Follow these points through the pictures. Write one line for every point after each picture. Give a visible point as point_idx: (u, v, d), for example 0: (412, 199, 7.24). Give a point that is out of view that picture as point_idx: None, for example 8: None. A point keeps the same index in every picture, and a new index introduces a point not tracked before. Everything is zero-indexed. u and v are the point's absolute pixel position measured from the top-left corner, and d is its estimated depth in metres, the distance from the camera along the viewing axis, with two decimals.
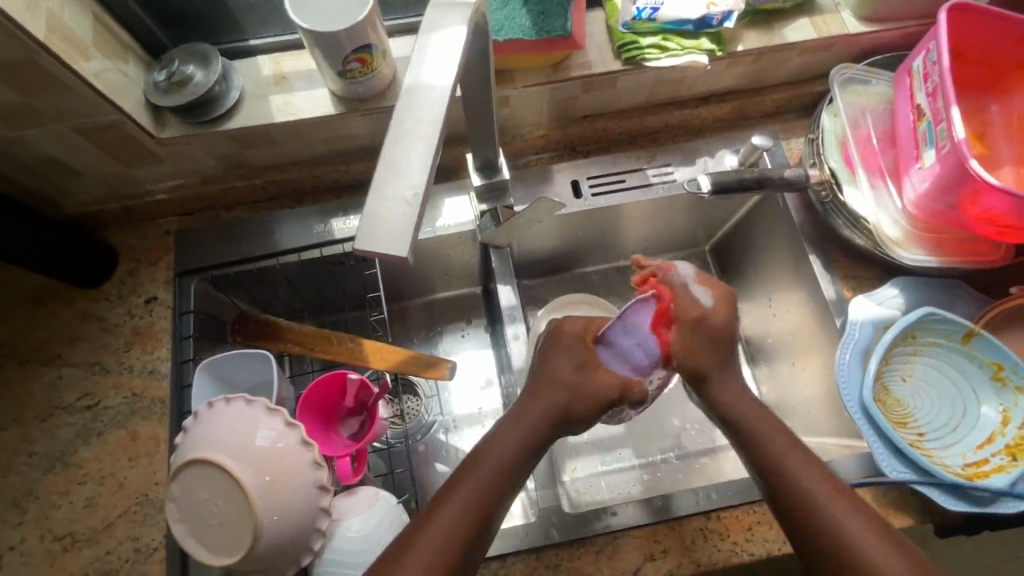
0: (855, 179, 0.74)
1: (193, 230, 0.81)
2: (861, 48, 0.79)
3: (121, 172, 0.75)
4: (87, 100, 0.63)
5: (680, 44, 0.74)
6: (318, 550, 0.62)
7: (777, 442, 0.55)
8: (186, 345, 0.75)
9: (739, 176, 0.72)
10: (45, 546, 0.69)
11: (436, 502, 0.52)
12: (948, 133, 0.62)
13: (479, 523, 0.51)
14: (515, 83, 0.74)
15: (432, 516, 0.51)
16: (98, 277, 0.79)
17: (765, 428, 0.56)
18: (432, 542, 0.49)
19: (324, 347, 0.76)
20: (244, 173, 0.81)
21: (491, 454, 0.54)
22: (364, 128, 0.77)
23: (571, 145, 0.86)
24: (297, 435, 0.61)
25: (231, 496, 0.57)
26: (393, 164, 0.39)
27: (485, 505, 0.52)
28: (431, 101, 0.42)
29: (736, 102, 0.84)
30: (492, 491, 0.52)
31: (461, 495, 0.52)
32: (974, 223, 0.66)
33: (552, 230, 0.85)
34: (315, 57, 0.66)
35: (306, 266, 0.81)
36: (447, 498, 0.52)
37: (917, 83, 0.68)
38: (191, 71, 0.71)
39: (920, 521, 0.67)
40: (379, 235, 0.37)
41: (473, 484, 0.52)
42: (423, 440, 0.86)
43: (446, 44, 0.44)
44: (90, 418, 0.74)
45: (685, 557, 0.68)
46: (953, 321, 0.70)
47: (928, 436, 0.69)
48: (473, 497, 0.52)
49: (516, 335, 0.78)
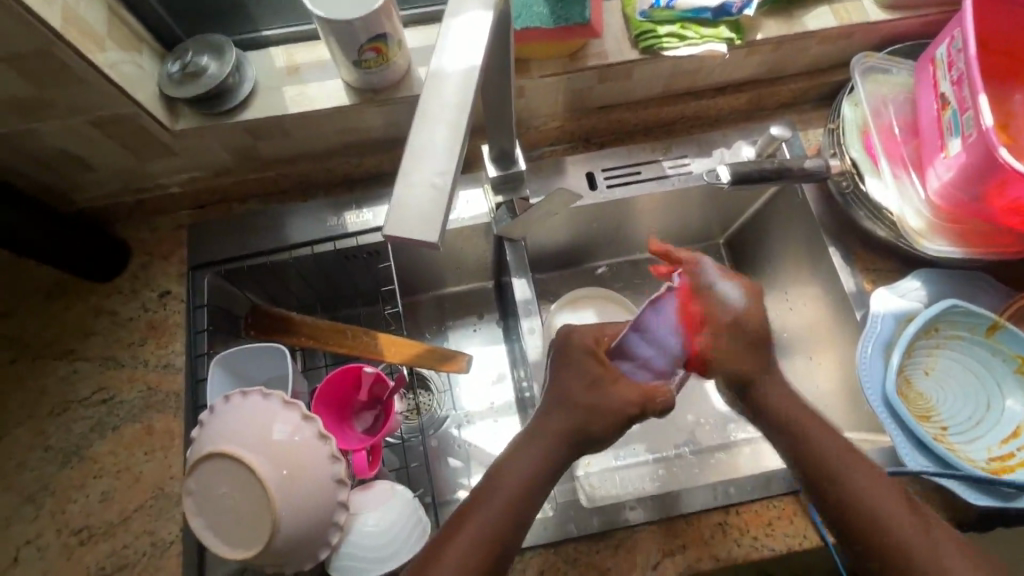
0: (878, 169, 0.73)
1: (206, 224, 0.81)
2: (881, 36, 0.78)
3: (135, 164, 0.75)
4: (101, 91, 0.62)
5: (698, 33, 0.73)
6: (335, 544, 0.61)
7: (829, 444, 0.56)
8: (201, 338, 0.74)
9: (759, 166, 0.71)
10: (62, 540, 0.69)
11: (470, 505, 0.53)
12: (976, 122, 0.61)
13: (500, 544, 0.51)
14: (531, 73, 0.73)
15: (466, 519, 0.52)
16: (111, 271, 0.79)
17: (815, 429, 0.57)
18: (468, 542, 0.51)
19: (338, 341, 0.76)
20: (256, 166, 0.81)
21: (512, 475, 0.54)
22: (378, 120, 0.76)
23: (586, 136, 0.85)
24: (314, 430, 0.60)
25: (248, 490, 0.56)
26: (419, 151, 0.39)
27: (505, 527, 0.52)
28: (456, 88, 0.41)
29: (753, 92, 0.83)
30: (509, 519, 0.52)
31: (479, 519, 0.52)
32: (999, 213, 0.65)
33: (565, 223, 0.84)
34: (330, 47, 0.65)
35: (319, 260, 0.80)
36: (472, 516, 0.52)
37: (941, 71, 0.67)
38: (204, 62, 0.70)
39: (943, 517, 0.66)
40: (406, 223, 0.36)
41: (507, 485, 0.53)
42: (435, 435, 0.85)
43: (471, 28, 0.43)
44: (106, 412, 0.74)
45: (704, 553, 0.67)
46: (975, 314, 0.69)
47: (952, 430, 0.68)
48: (506, 499, 0.53)
49: (532, 329, 0.77)
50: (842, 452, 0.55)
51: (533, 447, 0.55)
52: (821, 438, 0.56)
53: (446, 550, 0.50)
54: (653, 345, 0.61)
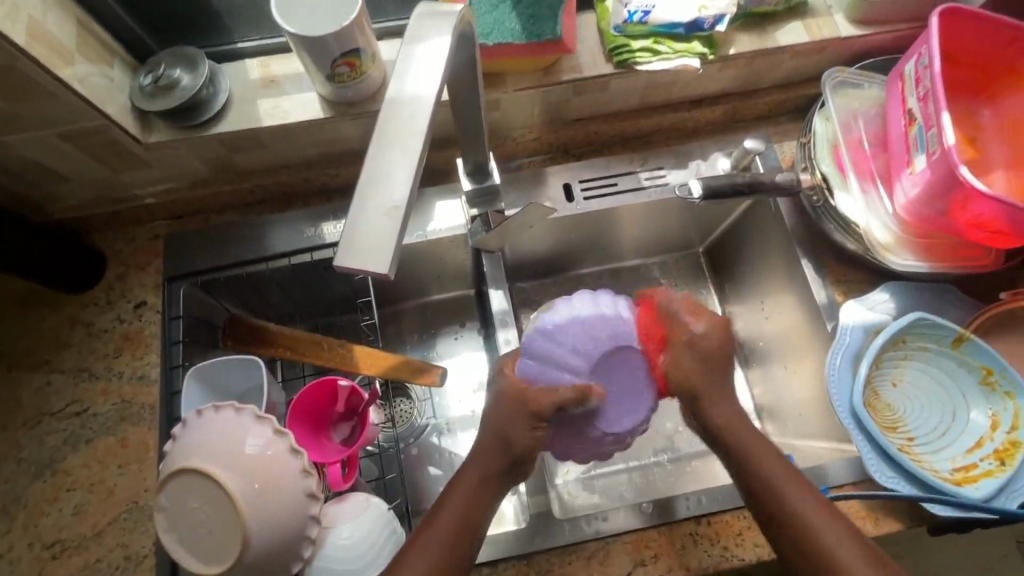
0: (846, 183, 0.74)
1: (184, 235, 0.81)
2: (854, 51, 0.79)
3: (108, 176, 0.75)
4: (71, 105, 0.62)
5: (671, 47, 0.73)
6: (308, 557, 0.62)
7: (810, 507, 0.54)
8: (176, 350, 0.74)
9: (731, 180, 0.72)
10: (34, 554, 0.69)
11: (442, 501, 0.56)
12: (939, 139, 0.62)
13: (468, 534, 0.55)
14: (506, 87, 0.74)
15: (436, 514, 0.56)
16: (86, 283, 0.78)
17: (800, 494, 0.55)
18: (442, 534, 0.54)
19: (316, 353, 0.76)
20: (234, 177, 0.81)
21: (461, 492, 0.56)
22: (354, 131, 0.76)
23: (564, 148, 0.86)
24: (286, 444, 0.60)
25: (219, 505, 0.57)
26: (377, 178, 0.39)
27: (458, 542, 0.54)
28: (416, 114, 0.41)
29: (728, 105, 0.84)
30: (462, 534, 0.54)
31: (430, 539, 0.54)
32: (964, 228, 0.66)
33: (544, 233, 0.85)
34: (303, 61, 0.65)
35: (297, 271, 0.80)
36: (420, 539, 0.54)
37: (908, 87, 0.68)
38: (177, 74, 0.70)
39: (909, 526, 0.67)
40: (361, 249, 0.37)
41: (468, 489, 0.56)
42: (416, 443, 0.86)
43: (430, 53, 0.43)
44: (79, 424, 0.74)
45: (675, 562, 0.68)
46: (942, 326, 0.70)
47: (918, 441, 0.69)
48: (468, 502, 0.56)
49: (509, 340, 0.78)
50: (825, 518, 0.53)
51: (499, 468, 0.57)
52: (790, 494, 0.55)
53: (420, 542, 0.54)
54: (558, 367, 0.61)
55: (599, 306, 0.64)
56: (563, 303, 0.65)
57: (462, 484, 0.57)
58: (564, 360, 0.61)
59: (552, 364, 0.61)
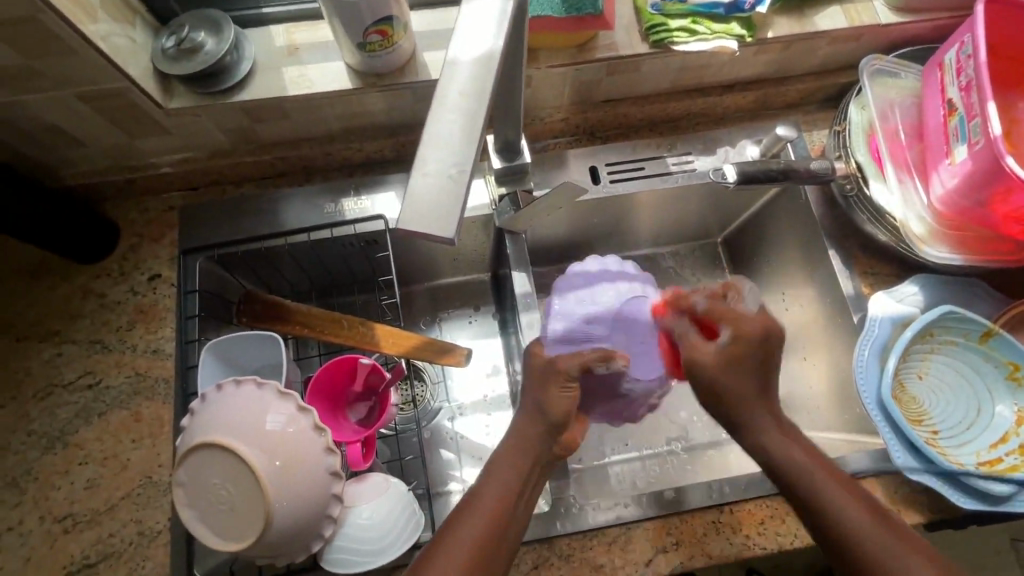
0: (882, 174, 0.73)
1: (199, 206, 0.79)
2: (891, 39, 0.78)
3: (125, 142, 0.72)
4: (94, 65, 0.60)
5: (710, 28, 0.71)
6: (328, 537, 0.61)
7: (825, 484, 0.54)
8: (192, 324, 0.73)
9: (766, 166, 0.70)
10: (45, 527, 0.67)
11: (491, 465, 0.58)
12: (983, 129, 0.61)
13: (512, 500, 0.55)
14: (539, 63, 0.72)
15: (487, 477, 0.57)
16: (98, 253, 0.76)
17: (822, 477, 0.54)
18: (491, 501, 0.55)
19: (334, 331, 0.72)
20: (253, 149, 0.78)
21: (506, 466, 0.57)
22: (380, 104, 0.74)
23: (590, 130, 0.84)
24: (309, 421, 0.59)
25: (242, 482, 0.55)
26: (435, 141, 0.38)
27: (499, 504, 0.54)
28: (473, 76, 0.40)
29: (759, 91, 0.82)
30: (505, 498, 0.55)
31: (485, 502, 0.55)
32: (999, 221, 0.66)
33: (567, 216, 0.83)
34: (334, 27, 0.63)
35: (315, 247, 0.78)
36: (455, 530, 0.53)
37: (949, 77, 0.67)
38: (201, 37, 0.68)
39: (931, 518, 0.67)
40: (423, 216, 0.36)
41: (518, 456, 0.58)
42: (428, 426, 0.85)
43: (484, 13, 0.41)
44: (92, 397, 0.72)
45: (697, 550, 0.68)
46: (971, 320, 0.69)
47: (942, 433, 0.69)
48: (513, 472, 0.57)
49: (530, 323, 0.74)
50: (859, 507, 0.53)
51: (528, 447, 0.58)
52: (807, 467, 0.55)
53: (470, 507, 0.55)
54: (576, 339, 0.71)
55: (584, 283, 0.75)
56: (558, 288, 0.76)
57: (499, 466, 0.57)
58: (575, 332, 0.72)
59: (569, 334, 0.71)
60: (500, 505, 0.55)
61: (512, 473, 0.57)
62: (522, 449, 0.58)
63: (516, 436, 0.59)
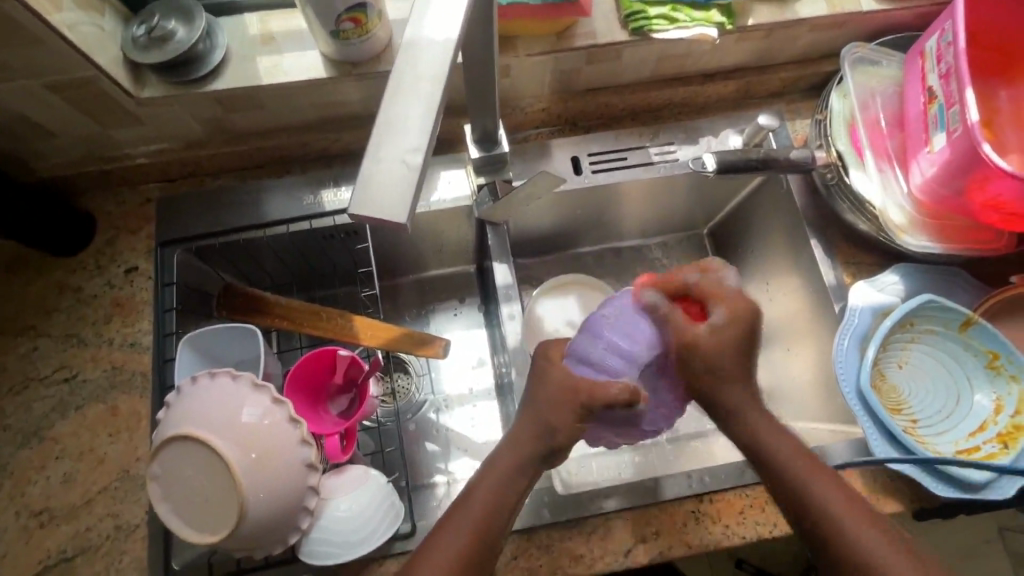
0: (863, 163, 0.72)
1: (176, 199, 0.78)
2: (874, 27, 0.77)
3: (98, 133, 0.71)
4: (61, 54, 0.59)
5: (689, 15, 0.71)
6: (306, 529, 0.61)
7: (814, 480, 0.53)
8: (170, 318, 0.72)
9: (745, 155, 0.70)
10: (21, 522, 0.67)
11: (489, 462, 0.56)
12: (961, 116, 0.61)
13: (506, 506, 0.54)
14: (517, 51, 0.71)
15: (491, 469, 0.55)
16: (74, 245, 0.76)
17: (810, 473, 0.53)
18: (481, 502, 0.54)
19: (314, 323, 0.73)
20: (230, 139, 0.78)
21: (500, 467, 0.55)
22: (358, 94, 0.73)
23: (573, 120, 0.84)
24: (285, 413, 0.59)
25: (216, 475, 0.55)
26: (390, 127, 0.37)
27: (494, 500, 0.54)
28: (432, 60, 0.39)
29: (742, 80, 0.82)
30: (498, 499, 0.54)
31: (479, 499, 0.54)
32: (978, 209, 0.66)
33: (549, 207, 0.83)
34: (306, 16, 0.63)
35: (296, 239, 0.77)
36: (441, 534, 0.53)
37: (929, 64, 0.66)
38: (172, 25, 0.67)
39: (909, 506, 0.67)
40: (376, 200, 0.35)
41: (512, 458, 0.55)
42: (413, 419, 0.84)
43: None
44: (68, 392, 0.71)
45: (676, 540, 0.68)
46: (951, 309, 0.69)
47: (921, 423, 0.69)
48: (504, 476, 0.55)
49: (512, 314, 0.75)
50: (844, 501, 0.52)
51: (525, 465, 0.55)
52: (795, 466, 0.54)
53: (461, 509, 0.54)
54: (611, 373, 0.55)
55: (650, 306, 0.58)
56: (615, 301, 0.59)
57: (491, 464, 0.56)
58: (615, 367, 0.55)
59: (611, 370, 0.55)
60: (493, 507, 0.54)
61: (509, 482, 0.55)
62: (513, 444, 0.56)
63: (509, 433, 0.57)
